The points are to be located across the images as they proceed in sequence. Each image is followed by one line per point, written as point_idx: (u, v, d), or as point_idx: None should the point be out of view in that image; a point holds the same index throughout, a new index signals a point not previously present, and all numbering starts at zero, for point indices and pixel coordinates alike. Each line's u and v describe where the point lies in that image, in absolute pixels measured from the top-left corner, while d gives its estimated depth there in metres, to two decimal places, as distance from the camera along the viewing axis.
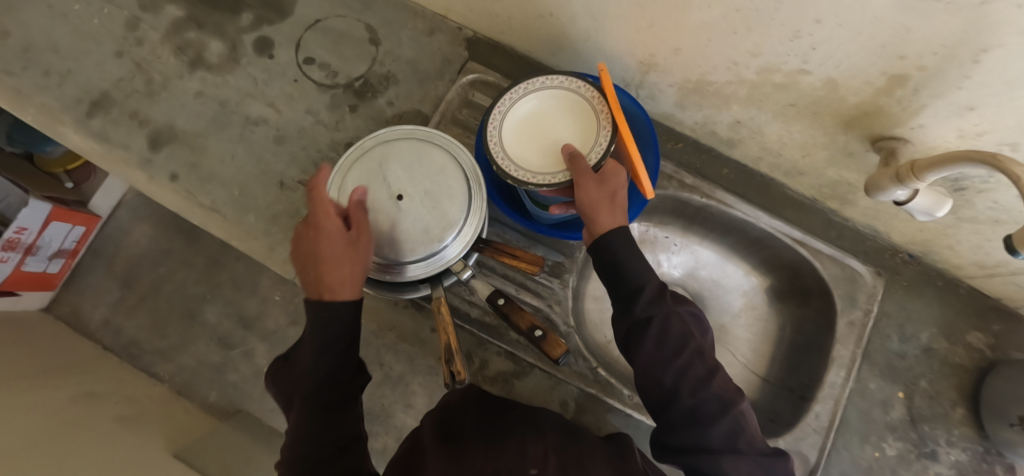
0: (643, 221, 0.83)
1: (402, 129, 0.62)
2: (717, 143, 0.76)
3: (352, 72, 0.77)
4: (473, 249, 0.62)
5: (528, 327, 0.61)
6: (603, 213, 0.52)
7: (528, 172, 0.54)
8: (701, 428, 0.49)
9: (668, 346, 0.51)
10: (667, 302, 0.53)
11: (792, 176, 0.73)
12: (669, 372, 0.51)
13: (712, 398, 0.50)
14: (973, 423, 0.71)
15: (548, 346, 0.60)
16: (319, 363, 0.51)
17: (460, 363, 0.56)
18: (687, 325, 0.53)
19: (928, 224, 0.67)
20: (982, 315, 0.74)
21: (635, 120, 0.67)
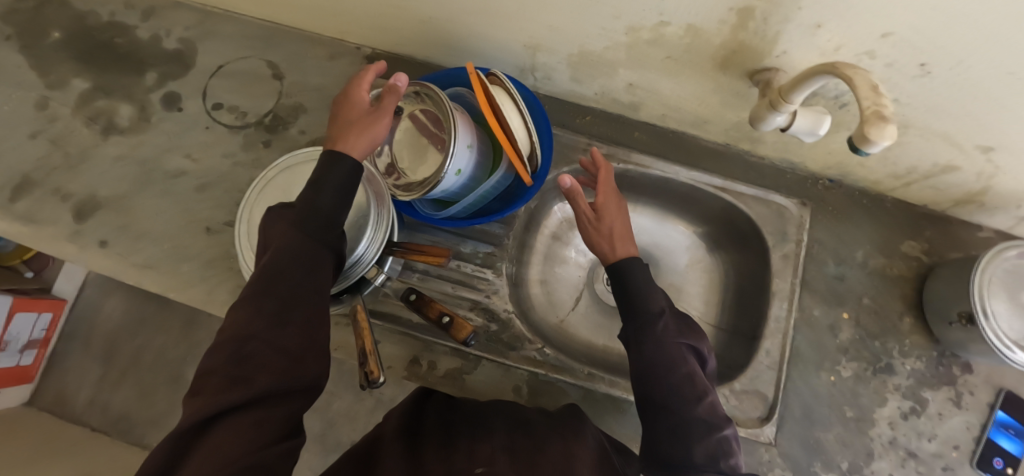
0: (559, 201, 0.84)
1: (303, 152, 0.63)
2: (622, 109, 0.76)
3: (261, 109, 0.78)
4: (387, 252, 0.64)
5: (436, 315, 0.65)
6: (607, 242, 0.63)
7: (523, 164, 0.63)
8: (686, 439, 0.51)
9: (668, 362, 0.53)
10: (662, 331, 0.55)
11: (700, 126, 0.74)
12: (660, 389, 0.53)
13: (699, 421, 0.51)
14: (922, 330, 0.73)
15: (455, 330, 0.64)
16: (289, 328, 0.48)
17: (375, 363, 0.54)
18: (682, 354, 0.54)
19: (833, 146, 0.69)
20: (913, 224, 0.77)
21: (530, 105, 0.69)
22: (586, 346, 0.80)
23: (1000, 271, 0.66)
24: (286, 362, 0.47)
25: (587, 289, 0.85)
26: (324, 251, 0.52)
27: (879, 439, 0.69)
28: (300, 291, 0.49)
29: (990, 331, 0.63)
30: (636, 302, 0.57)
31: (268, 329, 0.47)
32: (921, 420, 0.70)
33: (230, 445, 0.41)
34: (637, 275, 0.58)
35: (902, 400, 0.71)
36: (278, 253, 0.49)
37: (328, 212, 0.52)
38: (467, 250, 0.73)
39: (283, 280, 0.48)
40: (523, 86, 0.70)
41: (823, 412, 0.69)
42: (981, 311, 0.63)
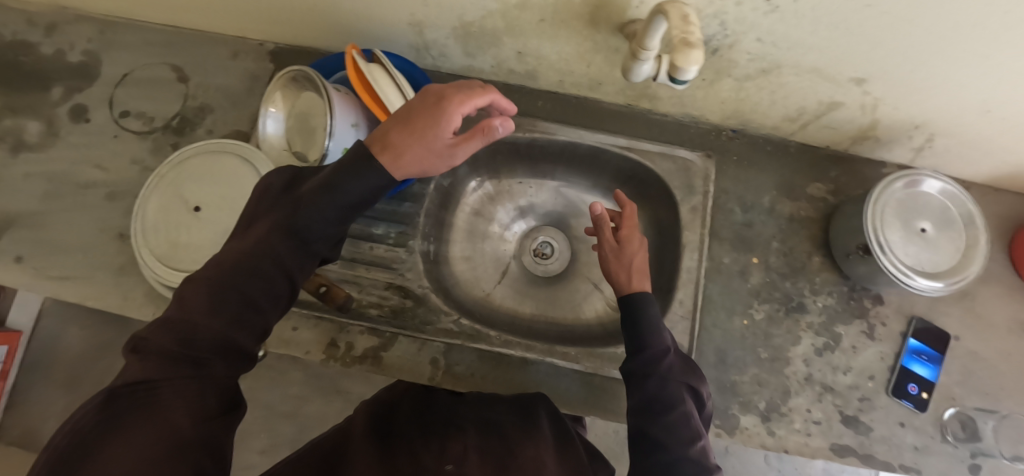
0: (473, 179, 0.84)
1: (193, 146, 0.64)
2: (522, 79, 0.77)
3: (167, 113, 0.79)
4: None
5: (313, 286, 0.66)
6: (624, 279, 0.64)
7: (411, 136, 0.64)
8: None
9: (671, 401, 0.55)
10: (667, 371, 0.57)
11: (597, 89, 0.75)
12: (658, 427, 0.54)
13: (694, 462, 0.53)
14: (831, 268, 0.75)
15: (332, 297, 0.66)
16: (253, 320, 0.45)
17: None
18: (682, 393, 0.56)
19: (722, 94, 0.70)
20: (818, 166, 0.78)
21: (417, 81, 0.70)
22: (513, 316, 0.81)
23: (896, 202, 0.68)
24: (234, 354, 0.44)
25: (513, 261, 0.88)
26: (311, 256, 0.50)
27: (795, 376, 0.71)
28: (278, 290, 0.47)
29: (886, 262, 0.65)
30: (642, 341, 0.59)
31: (230, 318, 0.44)
32: (835, 355, 0.72)
33: (175, 423, 0.38)
34: (647, 318, 0.59)
35: (815, 337, 0.72)
36: (261, 245, 0.47)
37: (336, 213, 0.49)
38: (379, 231, 0.74)
39: (260, 280, 0.46)
40: (409, 63, 0.70)
41: (739, 356, 0.71)
42: (876, 245, 0.65)
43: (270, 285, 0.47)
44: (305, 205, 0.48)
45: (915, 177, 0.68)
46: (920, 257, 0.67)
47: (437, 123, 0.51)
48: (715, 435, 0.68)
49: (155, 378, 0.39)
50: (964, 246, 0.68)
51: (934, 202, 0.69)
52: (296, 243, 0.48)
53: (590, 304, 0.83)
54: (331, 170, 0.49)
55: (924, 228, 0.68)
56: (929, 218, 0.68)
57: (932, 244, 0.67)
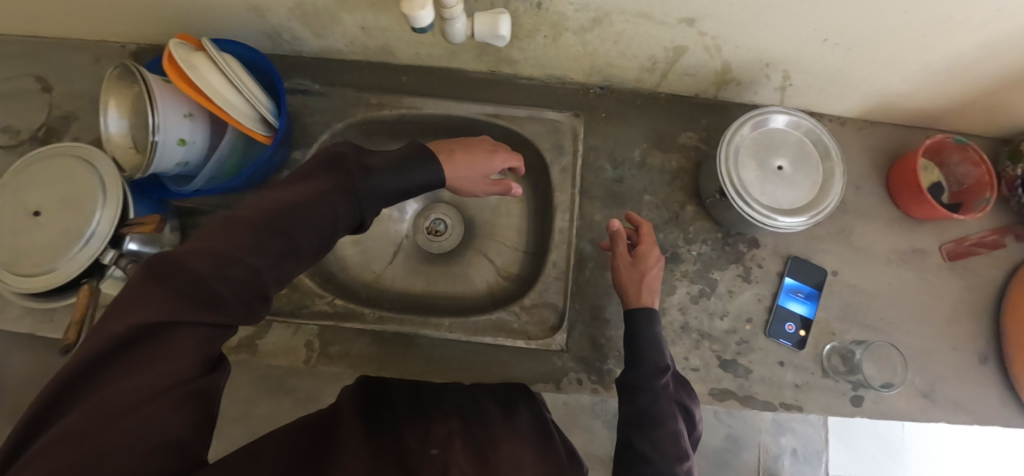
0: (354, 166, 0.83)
1: (35, 153, 0.64)
2: (382, 55, 0.76)
3: (33, 124, 0.78)
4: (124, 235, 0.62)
5: None
6: (636, 288, 0.64)
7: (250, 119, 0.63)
8: None
9: (664, 412, 0.56)
10: (659, 388, 0.57)
11: (455, 58, 0.75)
12: (643, 438, 0.54)
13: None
14: (705, 216, 0.74)
15: None
16: (286, 267, 0.44)
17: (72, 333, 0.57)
18: (673, 411, 0.56)
19: (572, 51, 0.69)
20: (689, 115, 0.78)
21: (254, 62, 0.68)
22: (403, 295, 0.81)
23: (749, 143, 0.68)
24: (260, 296, 0.41)
25: (407, 240, 0.87)
26: (349, 214, 0.51)
27: (672, 326, 0.71)
28: (307, 246, 0.46)
29: (744, 204, 0.65)
30: (644, 355, 0.59)
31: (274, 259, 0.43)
32: (711, 301, 0.72)
33: (181, 359, 0.34)
34: (650, 337, 0.61)
35: (690, 285, 0.72)
36: (316, 198, 0.48)
37: (377, 187, 0.54)
38: None
39: (304, 227, 0.46)
40: (241, 44, 0.67)
41: (614, 311, 0.71)
42: (733, 189, 0.65)
43: (311, 235, 0.46)
44: (371, 175, 0.54)
45: (766, 115, 0.68)
46: (778, 195, 0.67)
47: (490, 160, 0.66)
48: (592, 392, 0.68)
49: (180, 310, 0.35)
50: (820, 179, 0.68)
51: (788, 138, 0.69)
52: (354, 204, 0.51)
53: (482, 276, 0.83)
54: (394, 159, 0.57)
55: (781, 165, 0.68)
56: (785, 154, 0.68)
57: (790, 181, 0.67)
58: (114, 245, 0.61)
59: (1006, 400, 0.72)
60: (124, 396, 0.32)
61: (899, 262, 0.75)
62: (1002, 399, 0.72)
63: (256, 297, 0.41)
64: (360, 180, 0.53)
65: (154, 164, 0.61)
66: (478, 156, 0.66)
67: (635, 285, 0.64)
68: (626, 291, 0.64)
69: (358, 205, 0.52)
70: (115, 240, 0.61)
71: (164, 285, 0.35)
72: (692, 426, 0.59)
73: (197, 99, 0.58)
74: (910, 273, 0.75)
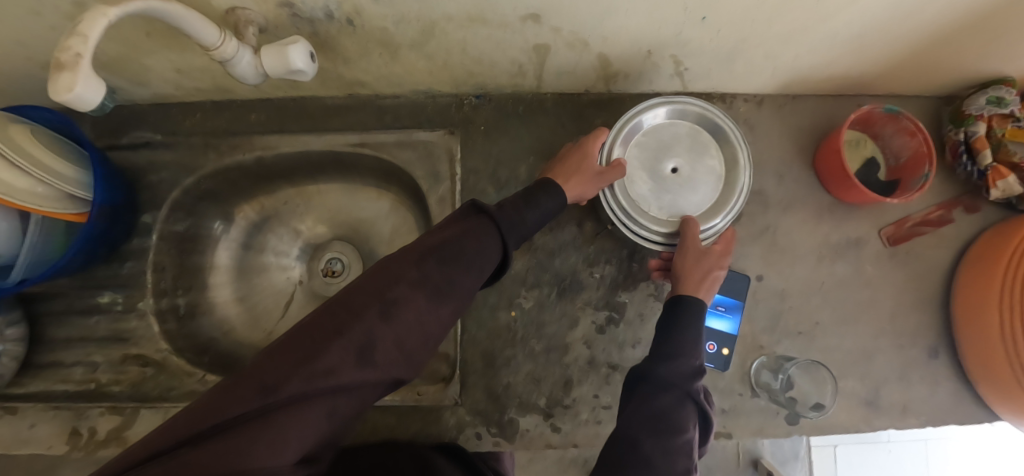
0: (217, 224, 0.74)
1: None
2: (221, 93, 0.67)
3: None
4: None
5: None
6: (697, 281, 0.56)
7: (53, 199, 0.55)
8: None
9: (677, 406, 0.47)
10: (682, 386, 0.49)
11: (300, 87, 0.65)
12: (654, 440, 0.45)
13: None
14: (607, 231, 0.66)
15: None
16: (428, 326, 0.41)
17: None
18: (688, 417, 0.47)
19: (422, 65, 0.60)
20: (580, 116, 0.68)
21: (64, 130, 0.60)
22: None
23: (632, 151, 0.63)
24: (393, 365, 0.38)
25: (300, 288, 0.79)
26: (497, 251, 0.48)
27: (578, 362, 0.63)
28: (454, 292, 0.43)
29: (643, 224, 0.60)
30: (675, 352, 0.51)
31: (410, 317, 0.40)
32: (621, 329, 0.64)
33: (285, 430, 0.33)
34: (684, 333, 0.52)
35: (596, 314, 0.64)
36: (458, 241, 0.45)
37: (523, 222, 0.52)
38: (104, 300, 0.67)
39: (458, 268, 0.44)
40: (43, 112, 0.59)
41: (511, 353, 0.63)
42: (624, 211, 0.60)
43: (456, 285, 0.44)
44: (514, 210, 0.51)
45: (636, 119, 0.62)
46: (679, 201, 0.62)
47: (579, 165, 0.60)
48: (493, 446, 0.61)
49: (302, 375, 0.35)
50: (722, 170, 0.63)
51: (683, 131, 0.63)
52: (499, 237, 0.49)
53: None
54: (523, 193, 0.54)
55: (676, 167, 0.63)
56: (679, 153, 0.63)
57: (691, 183, 0.62)
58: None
59: (962, 398, 0.65)
60: (220, 457, 0.31)
61: (833, 257, 0.67)
62: (957, 398, 0.65)
63: (392, 362, 0.38)
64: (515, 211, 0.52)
65: None
66: (574, 167, 0.60)
67: (701, 276, 0.57)
68: (684, 277, 0.57)
69: (505, 237, 0.49)
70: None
71: (305, 342, 0.36)
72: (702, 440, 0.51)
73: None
74: (845, 267, 0.67)
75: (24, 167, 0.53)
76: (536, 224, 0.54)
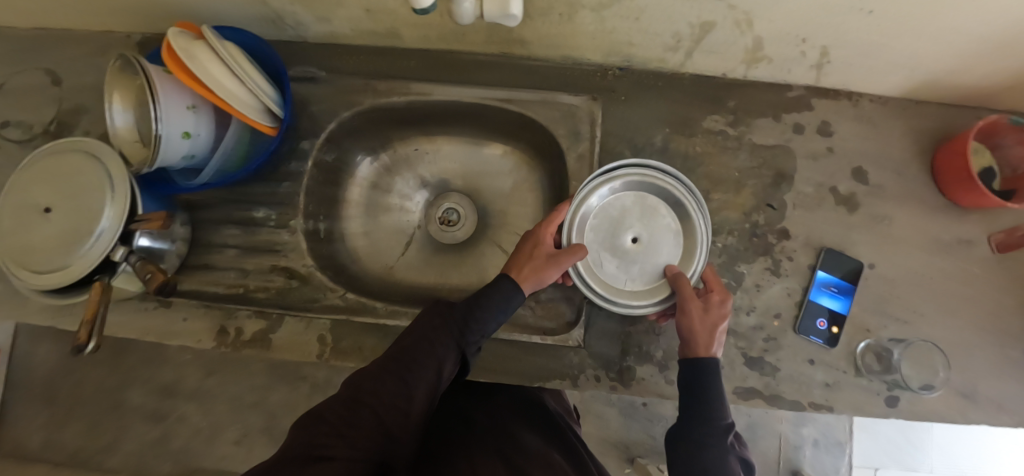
0: (363, 155, 0.81)
1: (37, 151, 0.62)
2: (389, 39, 0.73)
3: (44, 118, 0.78)
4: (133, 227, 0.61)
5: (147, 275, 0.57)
6: (704, 337, 0.57)
7: (251, 108, 0.61)
8: None
9: (721, 460, 0.53)
10: (723, 444, 0.54)
11: (464, 39, 0.71)
12: None
13: None
14: (732, 205, 0.70)
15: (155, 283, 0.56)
16: (400, 405, 0.46)
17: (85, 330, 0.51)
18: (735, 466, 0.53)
19: (588, 30, 0.65)
20: (714, 96, 0.73)
21: (260, 52, 0.66)
22: (415, 286, 0.80)
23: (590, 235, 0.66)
24: (375, 439, 0.43)
25: (418, 231, 0.85)
26: (454, 343, 0.53)
27: None
28: (418, 385, 0.48)
29: (623, 303, 0.64)
30: (710, 414, 0.55)
31: (382, 400, 0.45)
32: (737, 296, 0.68)
33: None
34: (715, 396, 0.55)
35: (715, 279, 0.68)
36: (419, 340, 0.51)
37: (479, 317, 0.55)
38: (260, 215, 0.73)
39: (416, 365, 0.49)
40: (244, 34, 0.65)
41: None
42: (602, 297, 0.63)
43: (421, 372, 0.49)
44: (469, 304, 0.56)
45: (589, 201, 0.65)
46: (648, 267, 0.66)
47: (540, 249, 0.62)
48: (610, 389, 0.65)
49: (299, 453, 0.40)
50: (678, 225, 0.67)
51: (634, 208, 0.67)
52: (455, 332, 0.53)
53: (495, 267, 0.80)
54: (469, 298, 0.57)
55: (635, 237, 0.67)
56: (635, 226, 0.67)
57: (652, 247, 0.67)
58: (124, 240, 0.60)
59: None
60: None
61: (942, 254, 0.70)
62: None
63: (371, 434, 0.43)
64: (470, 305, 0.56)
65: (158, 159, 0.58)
66: (536, 255, 0.62)
67: (704, 337, 0.57)
68: (687, 341, 0.58)
69: (461, 336, 0.54)
70: (125, 235, 0.60)
71: (313, 428, 0.42)
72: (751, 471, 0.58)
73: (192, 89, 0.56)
74: (953, 265, 0.70)
75: (242, 74, 0.58)
76: (508, 311, 0.58)
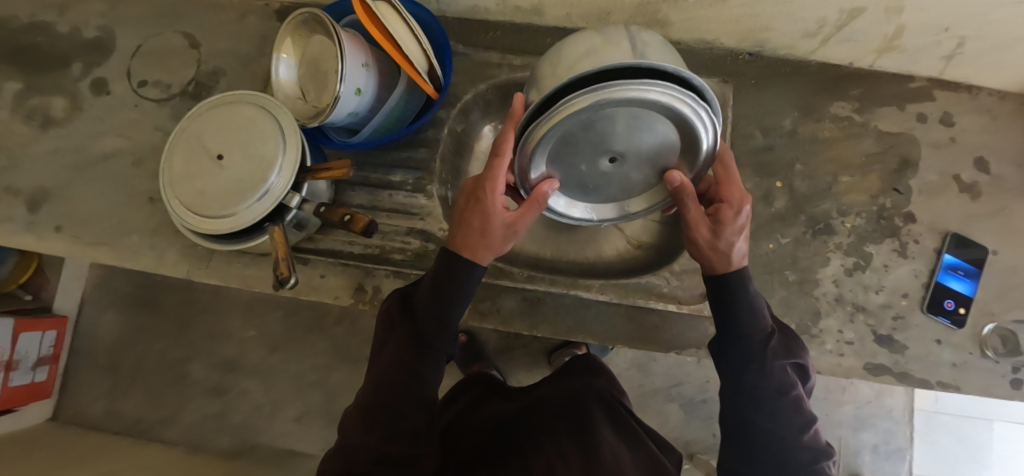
0: (488, 123, 0.82)
1: (208, 101, 0.64)
2: (529, 16, 0.76)
3: (183, 79, 0.81)
4: (302, 177, 0.62)
5: (339, 218, 0.58)
6: (713, 260, 0.58)
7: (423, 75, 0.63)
8: (765, 436, 0.56)
9: (771, 381, 0.56)
10: (768, 353, 0.57)
11: (604, 19, 0.74)
12: (763, 415, 0.56)
13: (807, 450, 0.55)
14: (860, 188, 0.72)
15: (356, 225, 0.57)
16: (388, 430, 0.55)
17: (284, 265, 0.52)
18: (788, 374, 0.57)
19: (735, 11, 0.68)
20: (840, 84, 0.76)
21: (424, 21, 0.68)
22: (534, 258, 0.81)
23: (554, 160, 0.58)
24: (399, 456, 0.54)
25: None
26: (420, 349, 0.58)
27: (825, 297, 0.70)
28: (409, 410, 0.56)
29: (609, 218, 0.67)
30: (745, 326, 0.57)
31: (373, 433, 0.55)
32: (866, 274, 0.70)
33: None
34: (738, 298, 0.57)
35: (845, 257, 0.71)
36: (384, 370, 0.59)
37: (433, 320, 0.58)
38: (397, 178, 0.75)
39: (399, 394, 0.57)
40: (413, 3, 0.68)
41: (765, 280, 0.70)
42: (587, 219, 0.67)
43: (397, 398, 0.57)
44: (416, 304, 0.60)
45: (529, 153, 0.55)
46: (639, 153, 0.57)
47: (484, 219, 0.56)
48: None
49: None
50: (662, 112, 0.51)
51: (617, 123, 0.52)
52: (417, 342, 0.59)
53: (612, 244, 0.82)
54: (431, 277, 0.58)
55: (610, 148, 0.55)
56: (609, 142, 0.54)
57: (631, 144, 0.55)
58: (294, 188, 0.62)
59: None
60: None
61: None
62: None
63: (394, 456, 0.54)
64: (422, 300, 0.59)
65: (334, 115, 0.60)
66: (476, 227, 0.57)
67: (721, 254, 0.57)
68: (703, 258, 0.59)
69: (429, 344, 0.58)
70: (295, 184, 0.62)
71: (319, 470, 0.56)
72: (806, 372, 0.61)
73: (367, 26, 0.55)
74: None
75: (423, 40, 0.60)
76: (473, 293, 0.58)
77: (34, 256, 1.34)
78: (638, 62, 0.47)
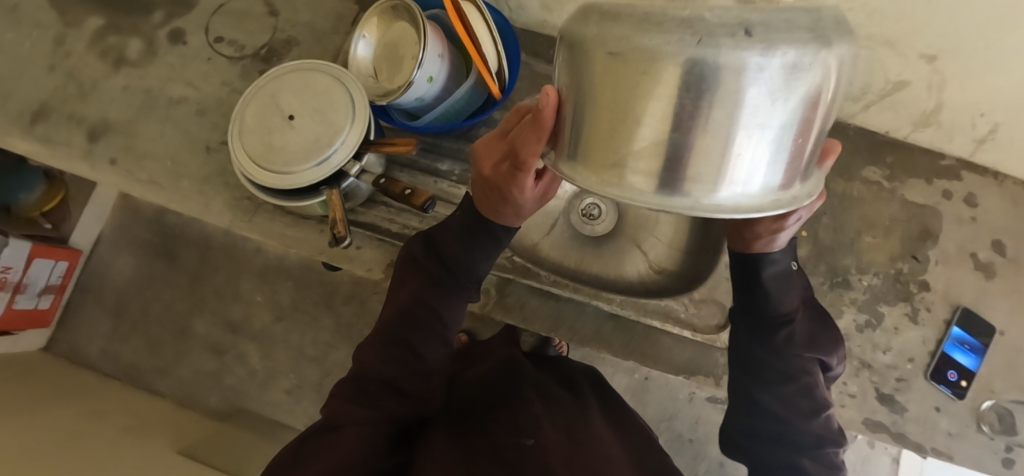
0: None
1: (288, 65, 0.68)
2: None
3: (257, 43, 0.85)
4: (364, 148, 0.65)
5: (399, 190, 0.65)
6: (736, 242, 0.64)
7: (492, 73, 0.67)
8: (770, 417, 0.62)
9: (792, 368, 0.61)
10: (795, 342, 0.61)
11: None
12: (774, 395, 0.62)
13: (814, 434, 0.61)
14: (881, 249, 0.76)
15: (415, 199, 0.65)
16: (402, 358, 0.60)
17: (343, 226, 0.61)
18: (805, 364, 0.62)
19: None
20: (873, 150, 0.80)
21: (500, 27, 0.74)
22: (558, 265, 0.85)
23: None
24: (408, 387, 0.58)
25: (561, 218, 0.89)
26: (441, 292, 0.62)
27: None
28: (424, 345, 0.61)
29: None
30: (773, 306, 0.62)
31: (387, 363, 0.59)
32: (876, 333, 0.73)
33: (355, 439, 0.52)
34: (769, 290, 0.62)
35: (857, 313, 0.74)
36: (405, 306, 0.62)
37: (457, 267, 0.62)
38: (444, 168, 0.78)
39: (418, 325, 0.61)
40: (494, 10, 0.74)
41: None
42: None
43: (421, 330, 0.61)
44: (441, 249, 0.63)
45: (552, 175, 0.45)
46: None
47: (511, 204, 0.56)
48: None
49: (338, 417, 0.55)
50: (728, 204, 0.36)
51: None
52: (441, 283, 0.63)
53: (633, 265, 0.84)
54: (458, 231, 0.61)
55: None
56: None
57: None
58: (354, 157, 0.65)
59: None
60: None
61: None
62: None
63: (405, 388, 0.58)
64: (448, 254, 0.62)
65: (407, 97, 0.63)
66: (504, 209, 0.57)
67: (743, 242, 0.62)
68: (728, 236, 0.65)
69: (453, 288, 0.63)
70: (356, 154, 0.65)
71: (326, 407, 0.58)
72: (829, 367, 0.65)
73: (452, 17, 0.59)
74: None
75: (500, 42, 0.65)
76: (502, 249, 0.63)
77: (59, 190, 1.30)
78: (698, 202, 0.33)
